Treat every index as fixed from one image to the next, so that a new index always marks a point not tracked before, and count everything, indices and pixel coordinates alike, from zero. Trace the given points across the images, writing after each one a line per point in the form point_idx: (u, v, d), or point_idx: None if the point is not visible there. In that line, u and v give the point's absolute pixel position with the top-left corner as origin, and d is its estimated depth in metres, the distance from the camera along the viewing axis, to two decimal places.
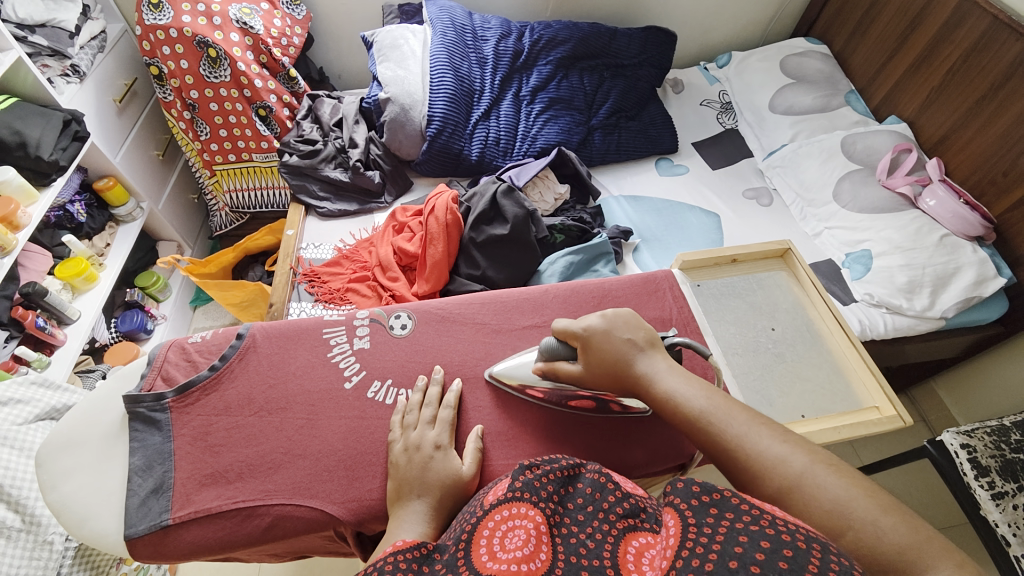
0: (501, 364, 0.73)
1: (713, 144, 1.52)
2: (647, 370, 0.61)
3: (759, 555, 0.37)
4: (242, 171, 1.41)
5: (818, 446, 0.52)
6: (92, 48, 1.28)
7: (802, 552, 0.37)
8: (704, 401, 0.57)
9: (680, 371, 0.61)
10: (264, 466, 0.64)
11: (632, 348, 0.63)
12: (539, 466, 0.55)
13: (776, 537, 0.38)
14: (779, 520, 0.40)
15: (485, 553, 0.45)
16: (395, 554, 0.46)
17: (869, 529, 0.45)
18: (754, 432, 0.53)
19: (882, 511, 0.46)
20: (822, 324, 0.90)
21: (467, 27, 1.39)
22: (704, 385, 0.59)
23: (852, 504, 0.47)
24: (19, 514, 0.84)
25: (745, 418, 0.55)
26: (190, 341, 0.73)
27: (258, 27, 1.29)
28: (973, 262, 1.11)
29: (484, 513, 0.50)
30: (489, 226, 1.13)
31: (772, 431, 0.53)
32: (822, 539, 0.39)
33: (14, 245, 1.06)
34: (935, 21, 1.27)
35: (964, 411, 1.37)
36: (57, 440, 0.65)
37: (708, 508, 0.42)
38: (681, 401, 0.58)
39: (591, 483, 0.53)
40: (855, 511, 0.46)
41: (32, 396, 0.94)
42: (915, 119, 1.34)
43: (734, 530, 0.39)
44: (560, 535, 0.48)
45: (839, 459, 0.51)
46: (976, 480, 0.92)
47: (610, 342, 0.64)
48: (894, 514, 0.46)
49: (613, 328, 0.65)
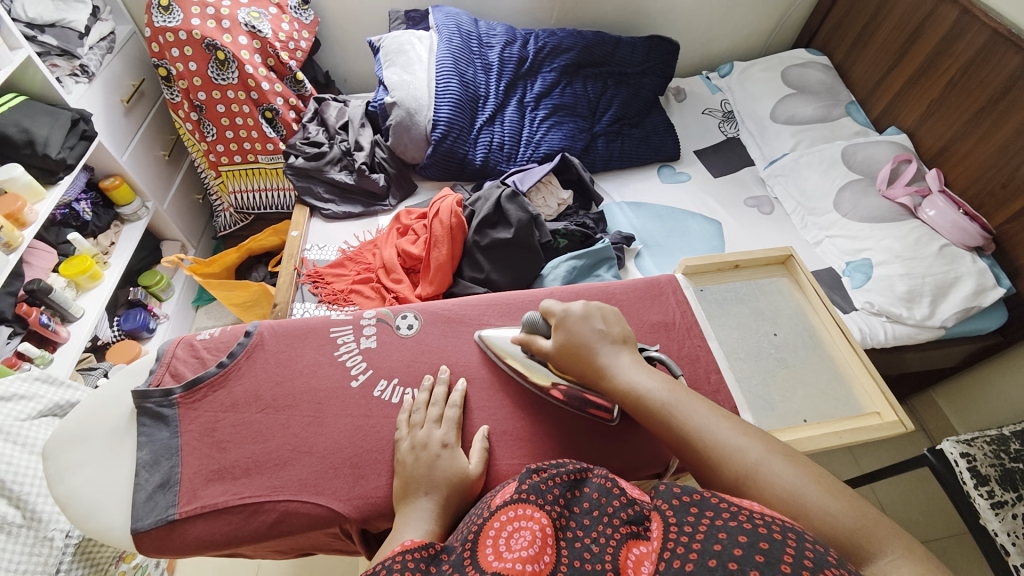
0: (491, 329, 0.77)
1: (715, 152, 1.53)
2: (611, 363, 0.64)
3: (737, 551, 0.38)
4: (247, 172, 1.42)
5: (775, 438, 0.54)
6: (101, 48, 1.29)
7: (777, 544, 0.38)
8: (666, 393, 0.59)
9: (643, 366, 0.63)
10: (271, 462, 0.65)
11: (602, 340, 0.65)
12: (545, 469, 0.56)
13: (753, 532, 0.40)
14: (756, 514, 0.42)
15: (491, 555, 0.46)
16: (403, 553, 0.48)
17: (820, 515, 0.47)
18: (714, 424, 0.55)
19: (832, 496, 0.48)
20: (824, 330, 0.91)
21: (473, 34, 1.41)
22: (666, 378, 0.61)
23: (805, 490, 0.49)
24: (20, 510, 0.84)
25: (706, 409, 0.57)
26: (198, 338, 0.74)
27: (266, 31, 1.31)
28: (973, 272, 1.12)
29: (491, 514, 0.51)
30: (493, 230, 1.14)
31: (730, 422, 0.56)
32: (797, 530, 0.40)
33: (20, 243, 1.07)
34: (934, 35, 1.29)
35: (962, 419, 1.37)
36: (65, 434, 0.65)
37: (688, 508, 0.43)
38: (640, 392, 0.60)
39: (598, 487, 0.53)
40: (807, 498, 0.48)
41: (35, 392, 0.95)
42: (915, 129, 1.35)
43: (714, 528, 0.41)
44: (565, 538, 0.49)
45: (794, 449, 0.53)
46: (976, 489, 0.92)
47: (582, 329, 0.66)
48: (843, 500, 0.48)
49: (589, 317, 0.67)
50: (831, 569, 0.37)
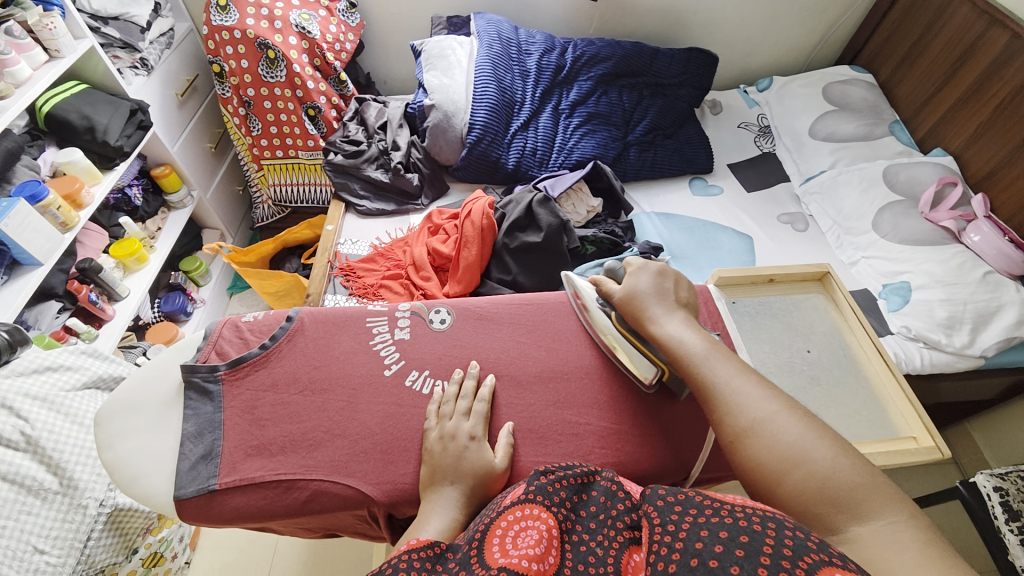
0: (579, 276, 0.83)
1: (750, 166, 1.52)
2: (661, 315, 0.68)
3: (718, 548, 0.41)
4: (288, 167, 1.47)
5: (796, 401, 0.57)
6: (160, 43, 1.37)
7: (758, 536, 0.41)
8: (706, 347, 0.63)
9: (692, 325, 0.67)
10: (306, 442, 0.67)
11: (662, 296, 0.70)
12: (554, 471, 0.57)
13: (733, 526, 0.42)
14: (737, 510, 0.45)
15: (497, 552, 0.46)
16: (409, 552, 0.47)
17: (825, 466, 0.50)
18: (741, 378, 0.59)
19: (841, 454, 0.51)
20: (859, 350, 0.89)
21: (513, 41, 1.44)
22: (711, 338, 0.65)
23: (815, 444, 0.51)
24: (58, 477, 0.89)
25: (737, 366, 0.61)
26: (243, 320, 0.77)
27: (314, 32, 1.36)
28: (1017, 301, 1.08)
29: (498, 514, 0.52)
30: (523, 233, 1.16)
31: (755, 380, 0.59)
32: (778, 519, 0.43)
33: (76, 222, 1.14)
34: (984, 57, 1.26)
35: (997, 455, 1.31)
36: (117, 403, 0.69)
37: (673, 506, 0.47)
38: (680, 342, 0.64)
39: (604, 491, 0.55)
40: (815, 450, 0.51)
41: (80, 364, 1.00)
42: (961, 152, 1.31)
43: (696, 527, 0.44)
44: (570, 541, 0.49)
45: (813, 414, 0.55)
46: (1007, 524, 0.88)
47: (647, 282, 0.71)
48: (852, 460, 0.50)
49: (659, 274, 0.72)
50: (810, 555, 0.39)
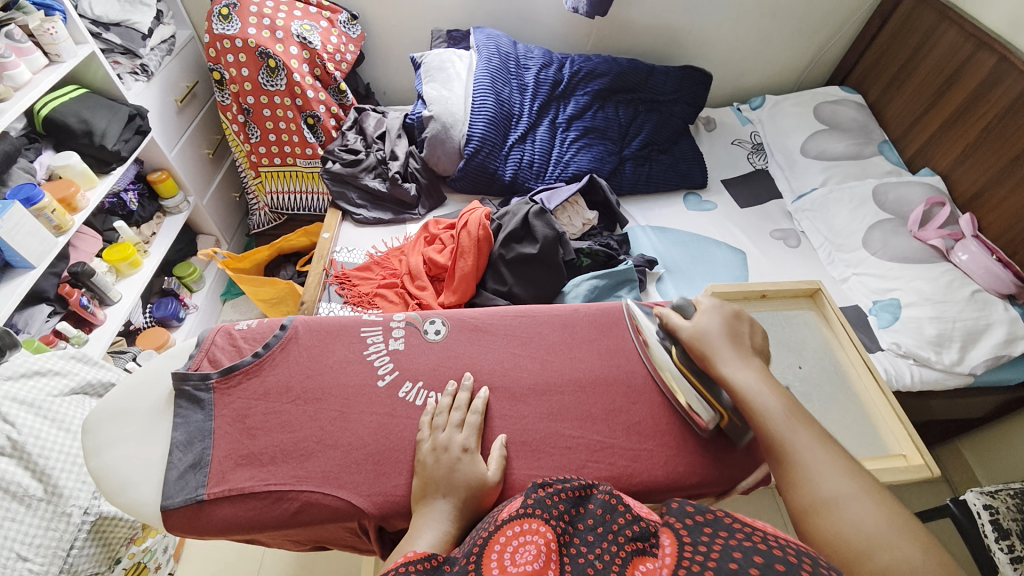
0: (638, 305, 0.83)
1: (742, 182, 1.54)
2: (736, 363, 0.67)
3: (755, 569, 0.41)
4: (285, 174, 1.48)
5: (875, 483, 0.56)
6: (162, 50, 1.38)
7: (795, 566, 0.42)
8: (784, 407, 0.62)
9: (769, 379, 0.65)
10: (297, 452, 0.67)
11: (736, 342, 0.69)
12: (552, 484, 0.57)
13: (768, 553, 0.43)
14: (770, 538, 0.45)
15: (495, 566, 0.46)
16: (406, 564, 0.47)
17: (901, 557, 0.50)
18: (819, 449, 0.59)
19: (920, 548, 0.50)
20: (850, 367, 0.90)
21: (511, 55, 1.46)
22: (789, 397, 0.64)
23: (891, 533, 0.51)
24: (43, 484, 0.87)
25: (815, 435, 0.60)
26: (237, 328, 0.77)
27: (315, 43, 1.38)
28: (1004, 320, 1.10)
29: (496, 528, 0.51)
30: (519, 244, 1.17)
31: (835, 454, 0.59)
32: (815, 556, 0.44)
33: (70, 226, 1.13)
34: (970, 80, 1.30)
35: (988, 473, 1.32)
36: (106, 410, 0.68)
37: (702, 526, 0.47)
38: (757, 398, 0.63)
39: (602, 504, 0.55)
40: (892, 539, 0.51)
41: (69, 369, 0.99)
42: (949, 172, 1.34)
43: (728, 548, 0.44)
44: (568, 554, 0.49)
45: (893, 500, 0.55)
46: (996, 543, 0.89)
47: (722, 326, 0.71)
48: (933, 556, 0.50)
49: (734, 319, 0.72)
50: None
